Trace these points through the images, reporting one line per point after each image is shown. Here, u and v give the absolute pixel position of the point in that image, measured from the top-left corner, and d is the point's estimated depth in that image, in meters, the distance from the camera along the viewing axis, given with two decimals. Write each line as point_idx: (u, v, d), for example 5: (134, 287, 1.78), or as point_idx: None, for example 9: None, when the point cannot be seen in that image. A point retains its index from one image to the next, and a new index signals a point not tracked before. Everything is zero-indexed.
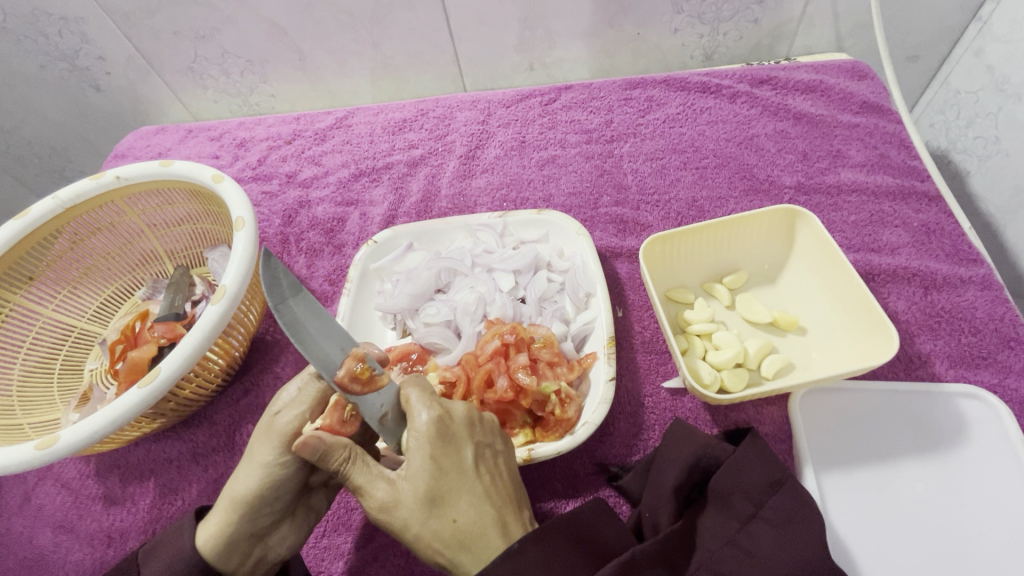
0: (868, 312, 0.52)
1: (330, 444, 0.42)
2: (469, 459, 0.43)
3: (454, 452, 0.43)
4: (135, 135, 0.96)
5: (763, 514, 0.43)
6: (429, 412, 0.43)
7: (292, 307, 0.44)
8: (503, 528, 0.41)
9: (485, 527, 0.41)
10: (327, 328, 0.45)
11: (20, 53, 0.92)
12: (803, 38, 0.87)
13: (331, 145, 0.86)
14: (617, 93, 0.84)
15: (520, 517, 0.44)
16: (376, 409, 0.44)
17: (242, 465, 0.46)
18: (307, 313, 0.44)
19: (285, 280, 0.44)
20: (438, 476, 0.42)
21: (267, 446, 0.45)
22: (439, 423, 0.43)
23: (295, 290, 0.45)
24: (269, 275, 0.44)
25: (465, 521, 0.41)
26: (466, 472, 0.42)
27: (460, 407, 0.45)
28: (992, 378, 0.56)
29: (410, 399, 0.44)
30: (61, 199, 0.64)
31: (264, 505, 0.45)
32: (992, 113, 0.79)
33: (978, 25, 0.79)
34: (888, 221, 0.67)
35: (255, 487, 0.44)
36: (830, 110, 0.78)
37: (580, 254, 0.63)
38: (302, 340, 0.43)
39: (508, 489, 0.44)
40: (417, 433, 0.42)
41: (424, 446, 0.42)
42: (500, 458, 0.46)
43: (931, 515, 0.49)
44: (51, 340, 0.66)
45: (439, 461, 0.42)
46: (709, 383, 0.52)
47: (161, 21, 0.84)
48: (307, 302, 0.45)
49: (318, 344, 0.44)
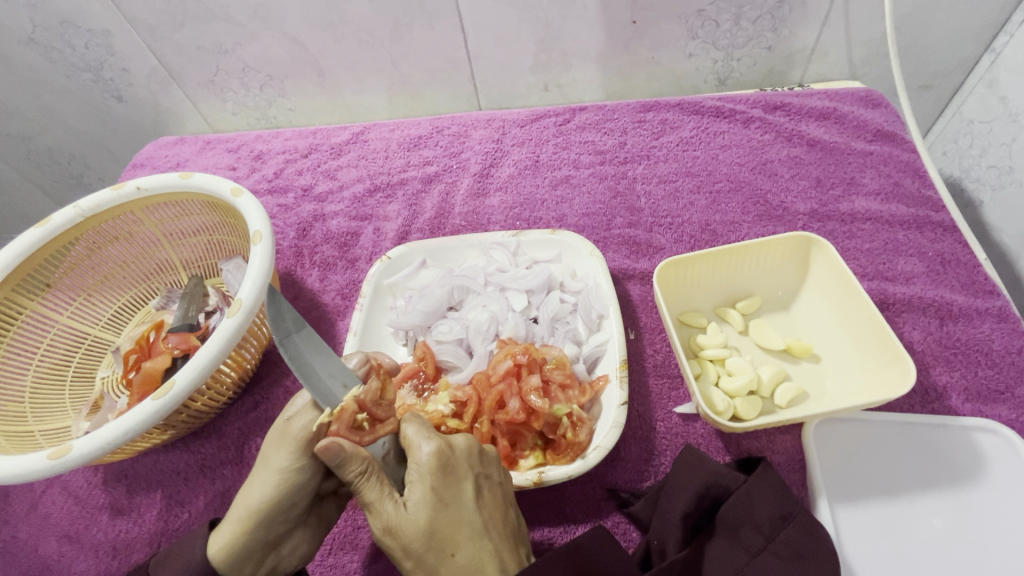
0: (885, 344, 0.52)
1: (351, 453, 0.41)
2: (469, 492, 0.42)
3: (454, 485, 0.42)
4: (154, 145, 0.97)
5: (773, 548, 0.42)
6: (431, 446, 0.42)
7: (296, 342, 0.44)
8: (502, 563, 0.41)
9: (484, 562, 0.40)
10: (331, 363, 0.45)
11: (46, 63, 0.94)
12: (816, 66, 0.88)
13: (346, 160, 0.87)
14: (631, 115, 0.85)
15: (518, 553, 0.43)
16: (379, 448, 0.44)
17: (256, 473, 0.46)
18: (310, 349, 0.45)
19: (290, 316, 0.45)
20: (438, 510, 0.41)
21: (283, 451, 0.44)
22: (440, 456, 0.42)
23: (298, 325, 0.45)
24: (274, 312, 0.44)
25: (463, 557, 0.40)
26: (465, 506, 0.42)
27: (461, 439, 0.44)
28: (1009, 413, 0.55)
29: (409, 434, 0.43)
30: (82, 208, 0.65)
31: (278, 515, 0.45)
32: (1006, 143, 0.79)
33: (992, 56, 0.80)
34: (902, 250, 0.67)
35: (269, 496, 0.44)
36: (843, 137, 0.78)
37: (593, 275, 0.63)
38: (305, 376, 0.43)
39: (507, 523, 0.44)
40: (418, 466, 0.42)
41: (425, 479, 0.41)
42: (497, 489, 0.45)
43: (948, 554, 0.48)
44: (64, 346, 0.67)
45: (439, 494, 0.41)
46: (722, 410, 0.52)
47: (185, 36, 0.86)
48: (309, 337, 0.45)
49: (321, 378, 0.44)
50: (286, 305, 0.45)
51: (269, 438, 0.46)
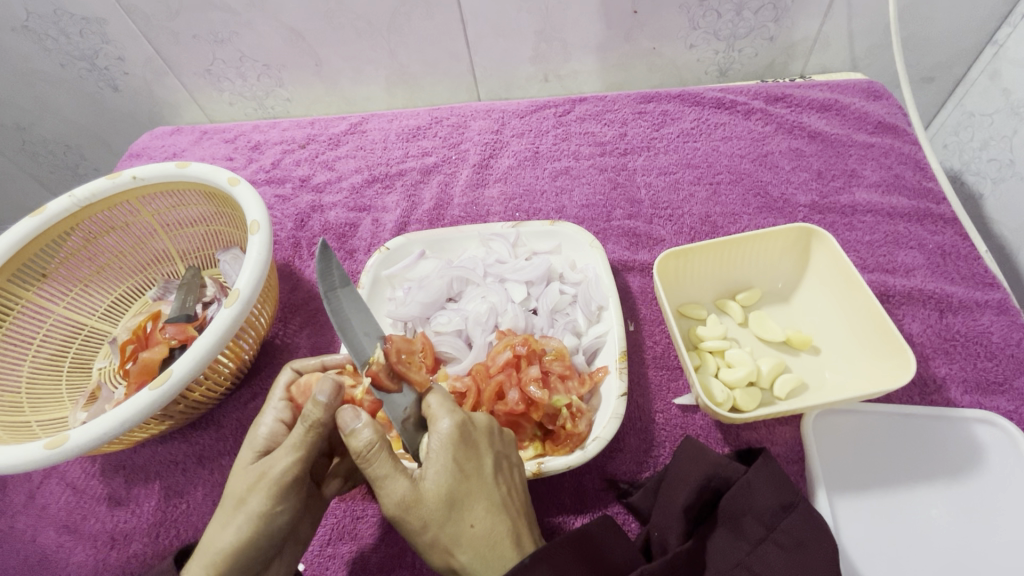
0: (885, 336, 0.52)
1: (364, 422, 0.41)
2: (489, 466, 0.42)
3: (475, 458, 0.42)
4: (151, 135, 0.96)
5: (774, 538, 0.42)
6: (452, 418, 0.42)
7: (340, 297, 0.47)
8: (518, 538, 0.40)
9: (502, 536, 0.40)
10: (368, 323, 0.47)
11: (41, 52, 0.93)
12: (818, 57, 0.87)
13: (344, 151, 0.86)
14: (631, 106, 0.84)
15: (534, 533, 0.43)
16: (400, 411, 0.44)
17: (229, 513, 0.43)
18: (351, 307, 0.47)
19: (337, 273, 0.48)
20: (459, 480, 0.40)
21: (259, 495, 0.42)
22: (462, 428, 0.42)
23: (345, 281, 0.48)
24: (324, 267, 0.47)
25: (482, 528, 0.39)
26: (486, 479, 0.41)
27: (482, 416, 0.44)
28: (1009, 404, 0.55)
29: (432, 405, 0.43)
30: (77, 197, 0.65)
31: (254, 553, 0.42)
32: (1007, 136, 0.79)
33: (994, 49, 0.80)
34: (903, 242, 0.67)
35: (246, 541, 0.42)
36: (844, 129, 0.78)
37: (592, 267, 0.62)
38: (344, 333, 0.45)
39: (522, 502, 0.43)
40: (439, 435, 0.41)
41: (446, 449, 0.41)
42: (515, 470, 0.45)
43: (946, 546, 0.49)
44: (61, 336, 0.66)
45: (461, 465, 0.41)
46: (722, 402, 0.52)
47: (181, 24, 0.85)
48: (353, 295, 0.48)
49: (356, 336, 0.46)
50: (335, 263, 0.47)
51: (244, 482, 0.44)
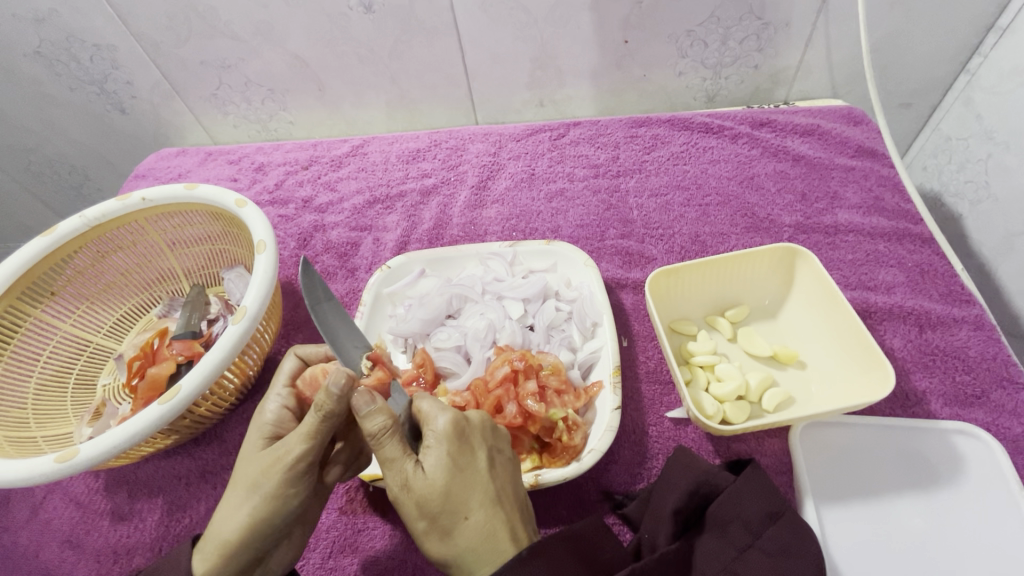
0: (867, 349, 0.54)
1: (378, 406, 0.42)
2: (483, 461, 0.43)
3: (468, 453, 0.43)
4: (157, 156, 0.98)
5: (759, 544, 0.43)
6: (446, 415, 0.43)
7: (323, 310, 0.52)
8: (514, 533, 0.41)
9: (496, 529, 0.41)
10: (355, 335, 0.52)
11: (51, 76, 0.95)
12: (800, 84, 0.91)
13: (346, 172, 0.89)
14: (623, 130, 0.88)
15: (529, 528, 0.43)
16: None
17: (243, 492, 0.45)
18: (336, 318, 0.52)
19: (321, 289, 0.53)
20: (453, 474, 0.41)
21: (269, 477, 0.44)
22: (457, 425, 0.43)
23: (328, 297, 0.53)
24: (307, 284, 0.52)
25: (476, 521, 0.41)
26: (480, 474, 0.42)
27: (475, 414, 0.45)
28: (986, 416, 0.57)
29: (425, 407, 0.44)
30: (87, 218, 0.67)
31: (245, 538, 0.44)
32: (982, 159, 0.83)
33: (967, 76, 0.84)
34: (883, 261, 0.70)
35: (261, 517, 0.44)
36: (827, 153, 0.81)
37: (587, 285, 0.65)
38: (328, 335, 0.50)
39: (518, 493, 0.45)
40: (435, 433, 0.42)
41: (442, 444, 0.42)
42: (510, 463, 0.46)
43: (930, 551, 0.50)
44: (66, 353, 0.67)
45: (455, 460, 0.42)
46: (712, 414, 0.54)
47: (189, 50, 0.88)
48: (337, 308, 0.53)
49: (344, 347, 0.51)
50: (317, 278, 0.52)
51: (260, 464, 0.45)
